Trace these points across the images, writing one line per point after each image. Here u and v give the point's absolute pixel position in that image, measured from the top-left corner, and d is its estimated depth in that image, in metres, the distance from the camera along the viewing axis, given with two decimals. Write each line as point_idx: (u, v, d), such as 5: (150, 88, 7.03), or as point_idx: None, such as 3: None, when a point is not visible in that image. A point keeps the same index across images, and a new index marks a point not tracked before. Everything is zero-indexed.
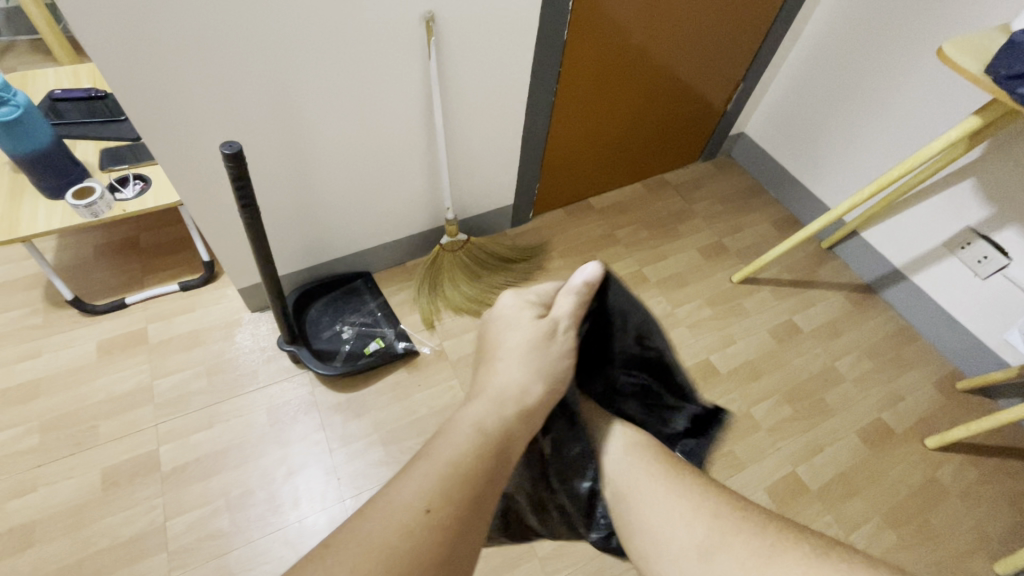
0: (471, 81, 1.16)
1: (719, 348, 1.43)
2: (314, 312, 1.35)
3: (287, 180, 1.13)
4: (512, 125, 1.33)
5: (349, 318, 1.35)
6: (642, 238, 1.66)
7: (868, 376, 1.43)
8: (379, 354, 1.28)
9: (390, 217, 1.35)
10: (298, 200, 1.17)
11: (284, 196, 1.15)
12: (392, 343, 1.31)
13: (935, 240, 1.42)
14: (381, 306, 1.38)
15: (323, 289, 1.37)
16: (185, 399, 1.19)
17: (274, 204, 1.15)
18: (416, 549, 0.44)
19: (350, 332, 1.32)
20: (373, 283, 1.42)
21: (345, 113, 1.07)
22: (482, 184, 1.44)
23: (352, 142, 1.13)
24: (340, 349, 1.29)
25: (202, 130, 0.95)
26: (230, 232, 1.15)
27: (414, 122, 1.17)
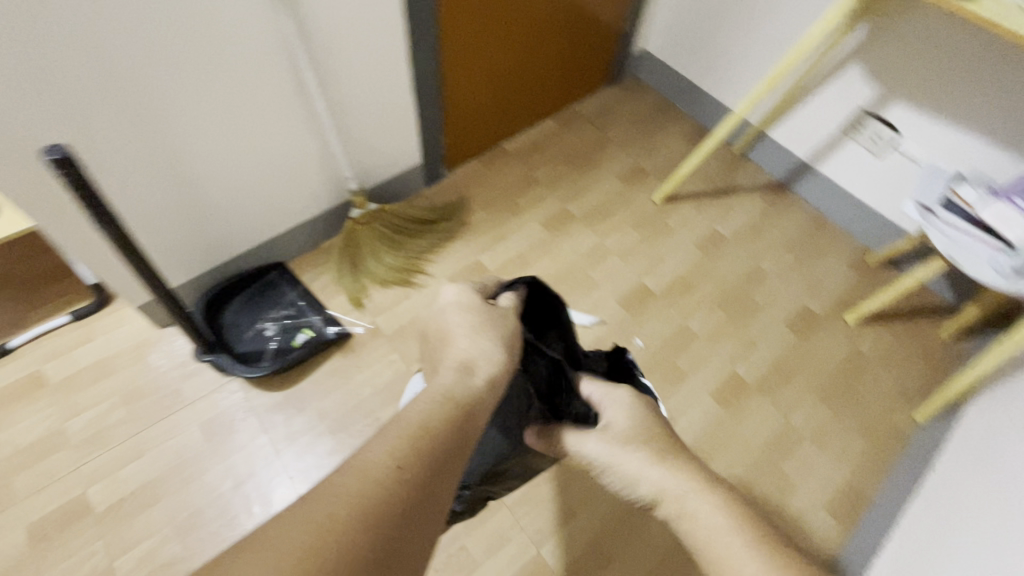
0: (338, 34, 1.06)
1: (651, 270, 1.45)
2: (230, 314, 1.25)
3: (158, 183, 1.01)
4: (398, 77, 1.23)
5: (269, 314, 1.27)
6: (561, 174, 1.63)
7: (790, 269, 1.50)
8: (309, 344, 1.22)
9: (289, 201, 1.25)
10: (175, 201, 1.06)
11: (155, 199, 1.03)
12: (322, 331, 1.25)
13: (834, 127, 1.47)
14: (302, 295, 1.31)
15: (234, 290, 1.27)
16: (104, 434, 1.10)
17: (150, 213, 1.04)
18: (389, 498, 0.47)
19: (273, 328, 1.25)
20: (288, 273, 1.33)
21: (200, 93, 0.95)
22: (383, 147, 1.35)
23: (217, 124, 1.02)
24: (266, 347, 1.22)
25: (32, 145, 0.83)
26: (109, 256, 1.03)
27: (285, 92, 1.06)
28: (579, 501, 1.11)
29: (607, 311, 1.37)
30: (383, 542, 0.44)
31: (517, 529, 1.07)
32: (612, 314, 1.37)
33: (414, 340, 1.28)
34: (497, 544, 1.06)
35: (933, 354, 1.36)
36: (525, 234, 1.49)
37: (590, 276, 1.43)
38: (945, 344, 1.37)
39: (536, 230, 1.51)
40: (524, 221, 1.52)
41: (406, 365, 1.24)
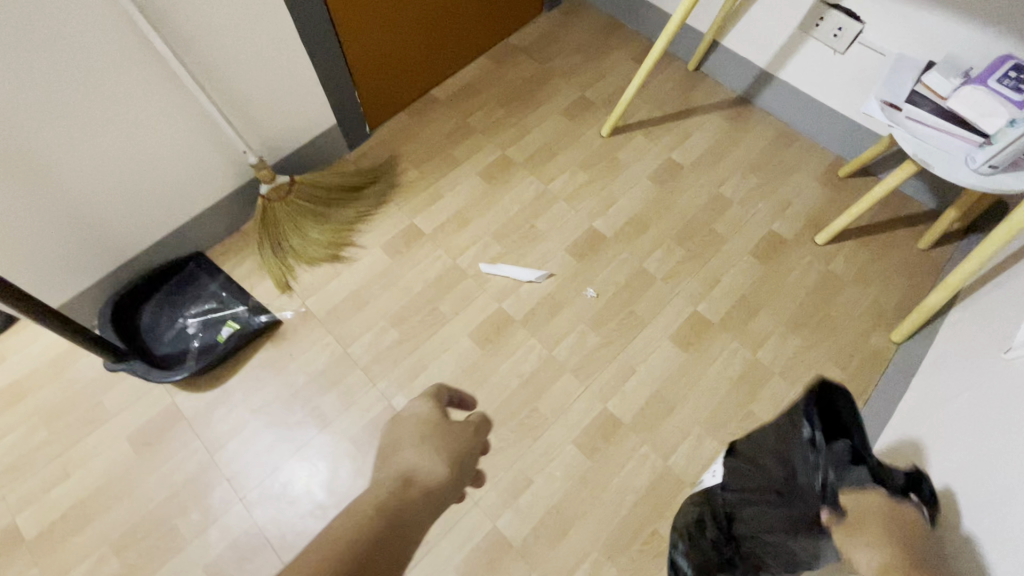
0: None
1: (602, 212, 1.34)
2: (147, 315, 1.16)
3: (4, 185, 0.89)
4: (283, 30, 1.07)
5: (191, 309, 1.17)
6: (499, 118, 1.49)
7: (755, 192, 1.37)
8: (234, 338, 1.13)
9: (183, 185, 1.13)
10: (35, 201, 0.94)
11: (13, 203, 0.92)
12: (247, 321, 1.16)
13: (792, 25, 1.31)
14: (224, 285, 1.20)
15: (147, 288, 1.17)
16: (28, 458, 1.04)
17: (7, 217, 0.92)
18: None
19: (195, 325, 1.16)
20: (207, 262, 1.22)
21: (25, 75, 0.81)
22: (286, 111, 1.21)
23: (63, 109, 0.88)
24: (190, 346, 1.13)
25: None
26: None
27: (134, 58, 0.91)
28: (536, 467, 1.05)
29: (556, 262, 1.27)
30: None
31: (471, 505, 1.02)
32: (562, 265, 1.26)
33: (348, 319, 1.19)
34: (450, 522, 1.01)
35: (912, 267, 1.25)
36: (463, 188, 1.37)
37: (536, 226, 1.31)
38: (925, 255, 1.26)
39: (475, 183, 1.38)
40: (461, 174, 1.39)
41: (342, 347, 1.16)
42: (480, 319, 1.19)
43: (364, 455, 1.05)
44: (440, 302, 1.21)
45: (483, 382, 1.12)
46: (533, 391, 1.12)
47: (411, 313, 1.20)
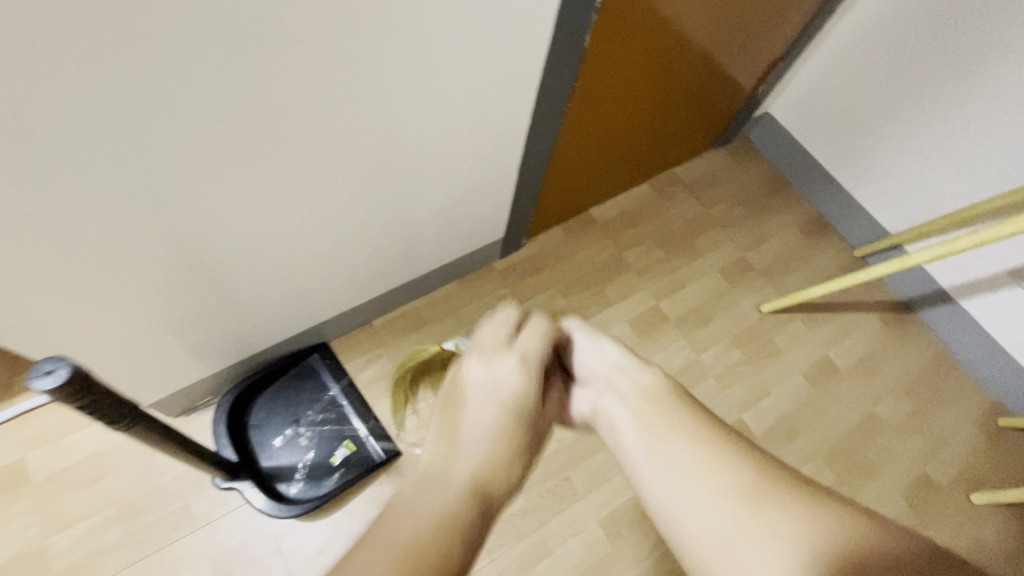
0: (436, 118, 0.83)
1: (749, 404, 1.24)
2: (257, 412, 1.05)
3: (200, 287, 0.83)
4: (494, 158, 1.00)
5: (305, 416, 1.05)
6: (655, 260, 1.39)
7: (910, 421, 1.28)
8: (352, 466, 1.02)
9: (346, 289, 1.05)
10: (217, 300, 0.88)
11: (186, 306, 0.85)
12: (367, 447, 1.05)
13: (995, 267, 1.23)
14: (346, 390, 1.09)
15: (263, 380, 1.06)
16: (95, 561, 0.91)
17: (186, 315, 0.86)
18: None
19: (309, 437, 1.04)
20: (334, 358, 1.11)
21: (251, 189, 0.74)
22: (464, 225, 1.12)
23: (266, 219, 0.80)
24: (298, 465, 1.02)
25: (60, 268, 0.67)
26: (121, 359, 0.85)
27: (366, 186, 0.87)
28: None
29: None
30: None
31: None
32: None
33: None
34: None
35: None
36: (609, 335, 1.26)
37: None
38: None
39: (623, 331, 1.27)
40: (610, 317, 1.29)
41: None
42: (613, 507, 1.08)
43: None
44: (570, 472, 1.10)
45: None
46: None
47: (539, 479, 1.08)
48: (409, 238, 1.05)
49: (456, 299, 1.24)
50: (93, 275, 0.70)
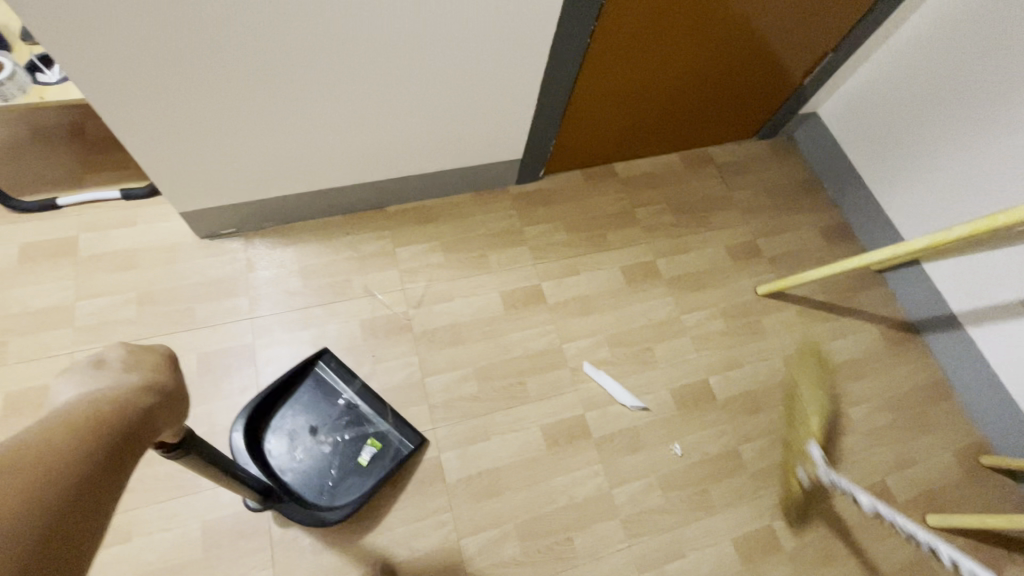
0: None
1: (721, 371, 1.26)
2: (275, 428, 1.02)
3: (251, 123, 0.97)
4: (523, 66, 1.07)
5: (326, 421, 1.04)
6: (665, 222, 1.43)
7: (883, 432, 1.26)
8: (381, 464, 1.01)
9: (373, 166, 1.17)
10: (264, 141, 1.02)
11: (238, 137, 0.99)
12: (390, 444, 1.03)
13: (1010, 293, 1.19)
14: (359, 394, 1.06)
15: (276, 398, 1.04)
16: (108, 328, 1.06)
17: (237, 147, 1.01)
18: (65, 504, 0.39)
19: (333, 443, 1.02)
20: (341, 361, 1.07)
21: (294, 17, 0.83)
22: (488, 135, 1.21)
23: (304, 55, 0.89)
24: (329, 473, 1.00)
25: (145, 68, 0.82)
26: (180, 170, 1.01)
27: (406, 67, 0.97)
28: None
29: (656, 398, 1.19)
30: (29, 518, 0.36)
31: None
32: (660, 405, 1.19)
33: (440, 349, 1.16)
34: None
35: None
36: (601, 274, 1.32)
37: (652, 351, 1.25)
38: None
39: (615, 276, 1.32)
40: (606, 260, 1.34)
41: (421, 374, 1.13)
42: (559, 418, 1.13)
43: (395, 493, 1.02)
44: (527, 378, 1.16)
45: (531, 484, 1.06)
46: (576, 521, 1.05)
47: (497, 375, 1.15)
48: (433, 125, 1.13)
49: (466, 207, 1.33)
50: (147, 55, 0.81)
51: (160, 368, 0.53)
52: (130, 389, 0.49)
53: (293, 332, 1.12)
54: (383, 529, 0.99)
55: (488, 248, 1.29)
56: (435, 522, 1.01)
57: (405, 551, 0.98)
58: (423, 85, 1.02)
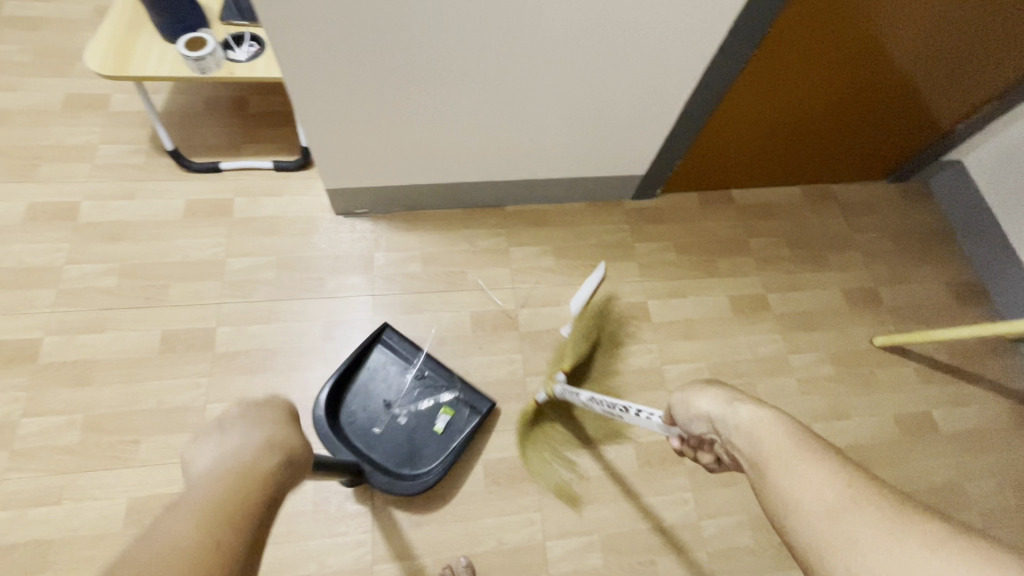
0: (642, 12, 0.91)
1: (825, 418, 1.20)
2: (352, 407, 1.08)
3: (407, 113, 1.05)
4: (671, 85, 1.07)
5: (399, 394, 1.09)
6: (779, 255, 1.38)
7: (1002, 514, 1.16)
8: (457, 430, 1.06)
9: (502, 164, 1.22)
10: (414, 131, 1.09)
11: (392, 124, 1.07)
12: (464, 410, 1.08)
13: None
14: (424, 368, 1.11)
15: (349, 377, 1.09)
16: (251, 285, 1.16)
17: (388, 132, 1.08)
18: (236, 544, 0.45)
19: (407, 415, 1.07)
20: (403, 336, 1.12)
21: (474, 18, 0.88)
22: (616, 148, 1.23)
23: (472, 53, 0.94)
24: (411, 442, 1.05)
25: (334, 56, 0.91)
26: (337, 148, 1.10)
27: (558, 76, 1.02)
28: None
29: None
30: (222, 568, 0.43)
31: None
32: None
33: (543, 351, 1.18)
34: None
35: None
36: (707, 300, 1.30)
37: (754, 386, 1.22)
38: None
39: (721, 303, 1.30)
40: (714, 286, 1.32)
41: (523, 372, 1.15)
42: (653, 439, 1.13)
43: (489, 484, 1.05)
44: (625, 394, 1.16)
45: (620, 499, 1.07)
46: (661, 545, 1.04)
47: (596, 385, 1.16)
48: (569, 131, 1.16)
49: (581, 216, 1.35)
50: (339, 46, 0.90)
51: (278, 424, 0.61)
52: (259, 444, 0.57)
53: (408, 314, 1.19)
54: (475, 518, 1.02)
55: (598, 258, 1.30)
56: (524, 520, 1.03)
57: (492, 541, 1.01)
58: (572, 90, 1.05)
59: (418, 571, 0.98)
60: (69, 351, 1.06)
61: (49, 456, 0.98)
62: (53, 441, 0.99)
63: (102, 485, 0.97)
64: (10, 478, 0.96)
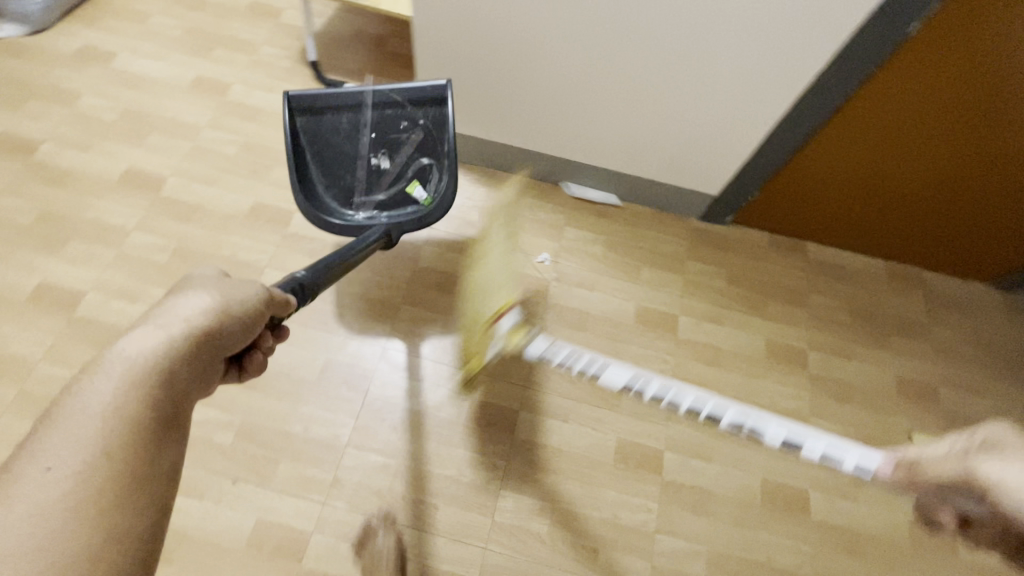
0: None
1: (830, 491, 1.12)
2: (331, 196, 1.07)
3: (507, 74, 1.15)
4: (760, 110, 1.08)
5: (361, 149, 1.09)
6: (837, 319, 1.31)
7: None
8: (436, 139, 1.10)
9: (581, 147, 1.28)
10: (509, 91, 1.19)
11: (492, 81, 1.18)
12: (429, 119, 1.10)
13: None
14: (369, 114, 1.09)
15: (309, 175, 1.06)
16: None
17: (487, 87, 1.19)
18: (128, 436, 0.47)
19: (384, 158, 1.10)
20: (333, 94, 1.07)
21: None
22: (695, 162, 1.24)
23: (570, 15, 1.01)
24: (404, 172, 1.10)
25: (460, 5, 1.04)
26: None
27: (648, 72, 1.07)
28: None
29: (745, 478, 1.12)
30: (104, 479, 0.45)
31: (486, 548, 1.01)
32: (746, 486, 1.11)
33: (562, 325, 1.22)
34: (461, 537, 1.02)
35: None
36: (743, 336, 1.26)
37: None
38: None
39: (757, 343, 1.26)
40: (755, 325, 1.28)
41: (537, 337, 1.20)
42: (640, 441, 1.12)
43: (469, 420, 1.10)
44: (627, 391, 1.17)
45: (587, 482, 1.08)
46: (611, 539, 1.04)
47: (601, 372, 1.18)
48: (660, 114, 1.15)
49: (643, 219, 1.37)
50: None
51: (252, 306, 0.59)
52: (220, 324, 0.56)
53: (453, 252, 1.27)
54: (448, 444, 1.08)
55: (645, 261, 1.32)
56: (489, 463, 1.07)
57: (455, 470, 1.06)
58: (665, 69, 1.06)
59: (382, 468, 1.05)
60: (182, 192, 1.25)
61: (140, 266, 1.16)
62: (147, 255, 1.17)
63: None
64: (108, 272, 1.15)
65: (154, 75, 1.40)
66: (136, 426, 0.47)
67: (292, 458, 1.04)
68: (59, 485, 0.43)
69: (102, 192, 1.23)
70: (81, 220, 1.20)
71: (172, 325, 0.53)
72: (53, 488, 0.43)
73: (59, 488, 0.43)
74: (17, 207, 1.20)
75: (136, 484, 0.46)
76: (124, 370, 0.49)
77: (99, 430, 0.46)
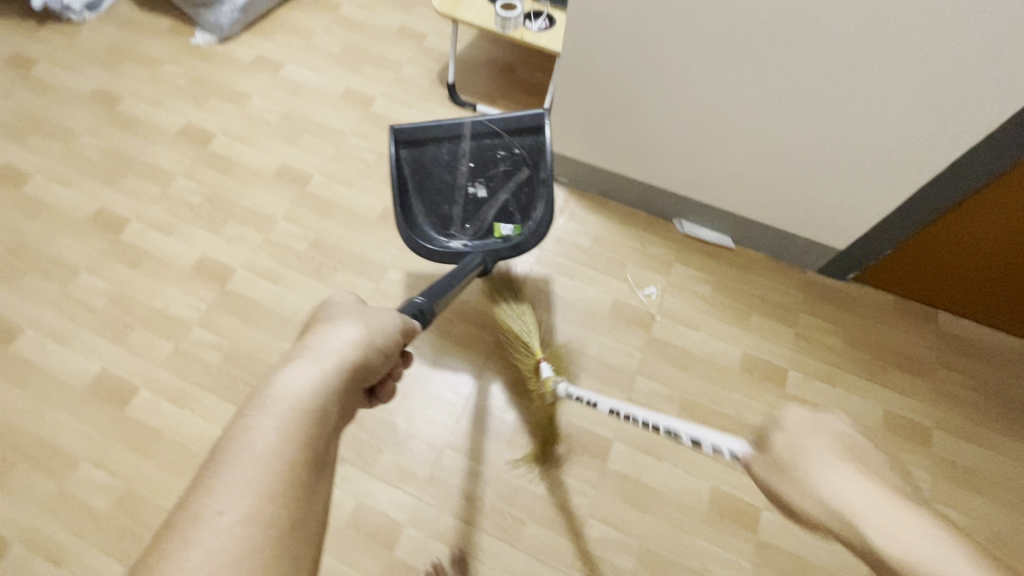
0: (915, 34, 0.86)
1: None
2: (429, 221, 1.11)
3: (636, 115, 1.20)
4: (894, 174, 1.06)
5: (459, 178, 1.12)
6: (968, 399, 1.20)
7: None
8: (532, 165, 1.11)
9: (699, 190, 1.29)
10: (637, 129, 1.23)
11: (621, 119, 1.23)
12: (526, 148, 1.11)
13: None
14: (469, 144, 1.12)
15: (411, 203, 1.10)
16: None
17: (616, 124, 1.24)
18: (308, 452, 0.47)
19: (482, 186, 1.12)
20: (438, 126, 1.10)
21: (723, 55, 1.01)
22: (818, 216, 1.21)
23: (704, 64, 1.04)
24: (502, 199, 1.12)
25: (604, 50, 1.12)
26: (571, 121, 1.29)
27: (776, 130, 1.09)
28: None
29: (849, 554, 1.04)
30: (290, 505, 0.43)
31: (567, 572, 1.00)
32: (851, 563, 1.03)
33: (663, 361, 1.21)
34: (541, 557, 1.01)
35: None
36: (857, 401, 1.19)
37: None
38: None
39: (873, 411, 1.18)
40: (872, 391, 1.20)
41: (636, 369, 1.20)
42: (734, 493, 1.08)
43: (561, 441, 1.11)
44: None
45: (675, 525, 1.05)
46: None
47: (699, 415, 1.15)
48: (790, 164, 1.14)
49: (756, 265, 1.34)
50: (613, 42, 1.09)
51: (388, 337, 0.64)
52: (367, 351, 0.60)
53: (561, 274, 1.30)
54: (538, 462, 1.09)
55: (754, 307, 1.28)
56: (578, 489, 1.07)
57: (543, 488, 1.07)
58: (801, 119, 1.05)
59: (473, 473, 1.08)
60: (325, 190, 1.38)
61: (283, 251, 1.29)
62: (289, 243, 1.30)
63: (303, 287, 1.25)
64: (256, 254, 1.28)
65: (311, 85, 1.57)
66: (303, 458, 0.47)
67: (393, 449, 1.09)
68: (232, 533, 0.40)
69: (258, 182, 1.39)
70: (239, 204, 1.36)
71: (325, 357, 0.56)
72: (231, 531, 0.40)
73: (230, 532, 0.40)
74: (190, 187, 1.37)
75: (302, 521, 0.43)
76: (291, 402, 0.50)
77: (268, 465, 0.44)
